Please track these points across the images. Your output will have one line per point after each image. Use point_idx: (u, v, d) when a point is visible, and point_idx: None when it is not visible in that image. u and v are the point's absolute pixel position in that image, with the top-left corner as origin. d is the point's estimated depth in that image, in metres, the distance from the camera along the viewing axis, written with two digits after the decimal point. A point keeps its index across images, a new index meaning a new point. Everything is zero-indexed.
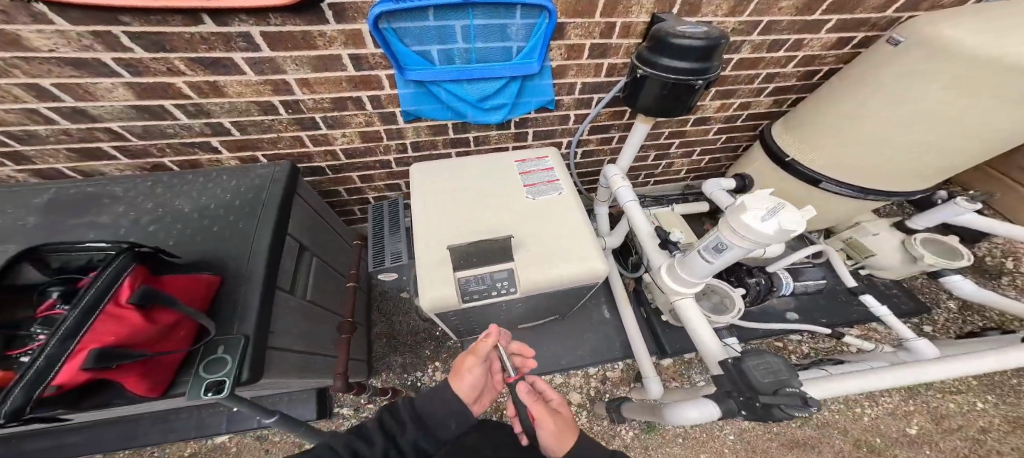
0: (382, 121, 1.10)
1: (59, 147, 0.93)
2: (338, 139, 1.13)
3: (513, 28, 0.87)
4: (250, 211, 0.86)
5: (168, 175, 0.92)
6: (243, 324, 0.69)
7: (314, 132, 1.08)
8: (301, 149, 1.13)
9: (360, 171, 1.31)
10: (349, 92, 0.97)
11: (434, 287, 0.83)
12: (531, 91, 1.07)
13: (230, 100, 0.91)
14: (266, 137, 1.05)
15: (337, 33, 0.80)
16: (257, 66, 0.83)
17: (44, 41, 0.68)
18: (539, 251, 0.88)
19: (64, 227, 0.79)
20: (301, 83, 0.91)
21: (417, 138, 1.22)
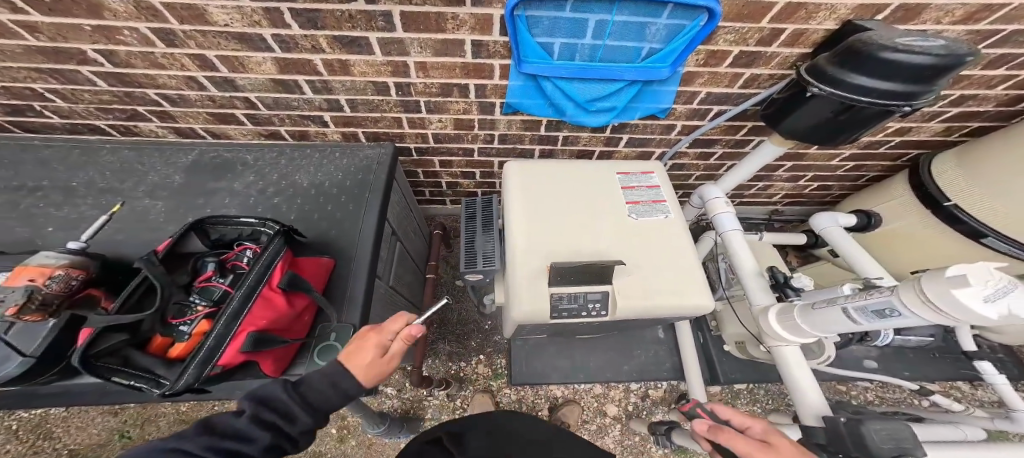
0: (479, 109, 1.13)
1: (202, 111, 1.04)
2: (433, 123, 1.17)
3: (652, 28, 0.83)
4: (357, 195, 0.88)
5: (291, 147, 0.95)
6: (352, 310, 0.71)
7: (414, 115, 1.12)
8: (400, 131, 1.19)
9: (442, 156, 1.37)
10: (459, 79, 1.00)
11: (530, 300, 0.81)
12: (647, 97, 1.03)
13: (352, 79, 0.95)
14: (372, 115, 1.10)
15: (469, 17, 0.80)
16: (386, 50, 0.86)
17: (224, 16, 0.74)
18: (639, 277, 0.83)
19: (202, 185, 0.85)
20: (419, 66, 0.93)
21: (507, 130, 1.24)
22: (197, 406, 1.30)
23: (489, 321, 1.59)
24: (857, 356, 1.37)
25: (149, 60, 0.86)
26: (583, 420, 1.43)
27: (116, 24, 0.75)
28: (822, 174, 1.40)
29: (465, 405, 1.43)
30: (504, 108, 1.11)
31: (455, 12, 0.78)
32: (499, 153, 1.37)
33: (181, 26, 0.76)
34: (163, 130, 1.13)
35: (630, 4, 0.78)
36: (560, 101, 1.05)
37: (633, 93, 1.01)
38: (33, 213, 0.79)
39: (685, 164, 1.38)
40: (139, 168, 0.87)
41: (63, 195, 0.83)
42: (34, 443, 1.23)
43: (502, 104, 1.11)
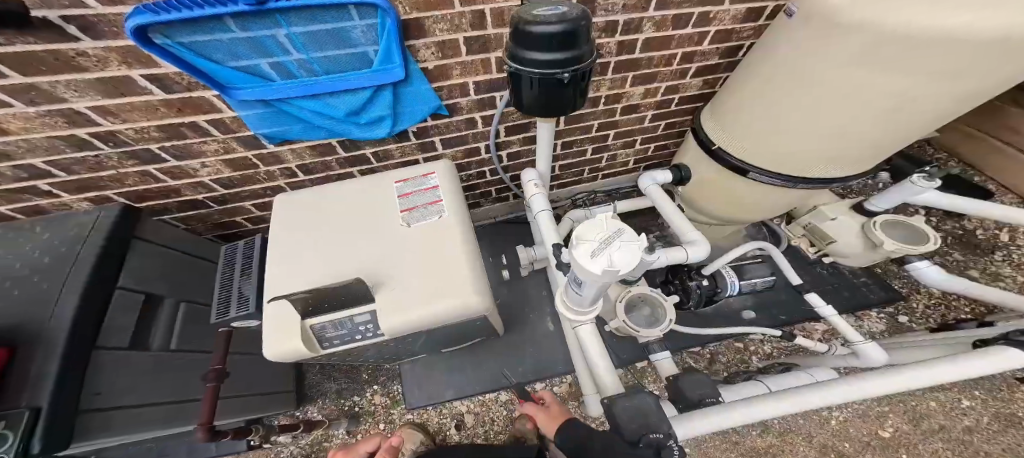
0: (246, 144, 1.01)
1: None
2: (200, 170, 1.05)
3: (357, 30, 0.79)
4: (56, 272, 0.74)
5: (6, 228, 0.83)
6: (34, 393, 0.58)
7: (161, 165, 1.00)
8: (165, 180, 1.05)
9: (250, 200, 1.24)
10: (174, 118, 0.88)
11: (277, 343, 0.71)
12: (412, 97, 0.99)
13: (19, 138, 0.80)
14: (104, 175, 0.97)
15: (102, 50, 0.68)
16: (43, 103, 0.74)
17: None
18: (404, 288, 0.78)
19: None
20: (101, 111, 0.80)
21: (301, 161, 1.13)
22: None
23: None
24: (735, 310, 1.38)
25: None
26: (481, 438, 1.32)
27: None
28: (649, 136, 1.45)
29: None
30: (268, 138, 1.00)
31: (62, 49, 0.66)
32: (315, 185, 1.26)
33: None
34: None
35: (295, 15, 0.72)
36: (321, 119, 0.97)
37: (391, 97, 0.96)
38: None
39: (518, 151, 1.37)
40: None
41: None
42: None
43: (265, 135, 1.00)
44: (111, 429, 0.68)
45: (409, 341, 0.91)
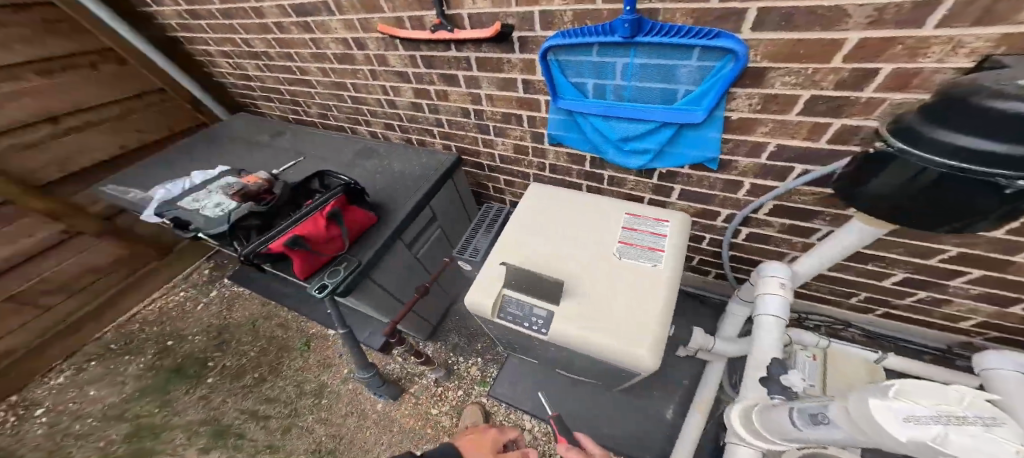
0: (533, 138, 1.16)
1: (353, 116, 1.48)
2: (498, 146, 1.29)
3: (684, 70, 0.72)
4: (416, 184, 1.11)
5: (375, 145, 1.32)
6: (364, 252, 0.92)
7: (485, 136, 1.27)
8: (474, 149, 1.36)
9: (507, 175, 1.45)
10: (517, 112, 1.07)
11: (483, 293, 0.87)
12: (694, 144, 0.86)
13: (448, 104, 1.19)
14: (460, 133, 1.31)
15: (519, 61, 0.88)
16: (467, 82, 1.06)
17: (397, 59, 1.10)
18: (587, 310, 0.78)
19: (324, 154, 1.30)
20: (488, 97, 1.08)
21: (556, 162, 1.24)
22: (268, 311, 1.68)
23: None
24: None
25: (342, 87, 1.32)
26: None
27: (353, 53, 1.14)
28: None
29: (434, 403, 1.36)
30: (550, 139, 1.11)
31: (513, 57, 0.88)
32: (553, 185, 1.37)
33: (379, 67, 1.16)
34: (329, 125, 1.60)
35: (647, 48, 0.70)
36: (594, 140, 0.98)
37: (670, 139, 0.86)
38: (257, 154, 1.32)
39: (771, 236, 1.07)
40: (312, 144, 1.35)
41: (268, 147, 1.35)
42: (191, 301, 1.73)
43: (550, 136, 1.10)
44: (365, 293, 1.00)
45: (555, 351, 0.92)
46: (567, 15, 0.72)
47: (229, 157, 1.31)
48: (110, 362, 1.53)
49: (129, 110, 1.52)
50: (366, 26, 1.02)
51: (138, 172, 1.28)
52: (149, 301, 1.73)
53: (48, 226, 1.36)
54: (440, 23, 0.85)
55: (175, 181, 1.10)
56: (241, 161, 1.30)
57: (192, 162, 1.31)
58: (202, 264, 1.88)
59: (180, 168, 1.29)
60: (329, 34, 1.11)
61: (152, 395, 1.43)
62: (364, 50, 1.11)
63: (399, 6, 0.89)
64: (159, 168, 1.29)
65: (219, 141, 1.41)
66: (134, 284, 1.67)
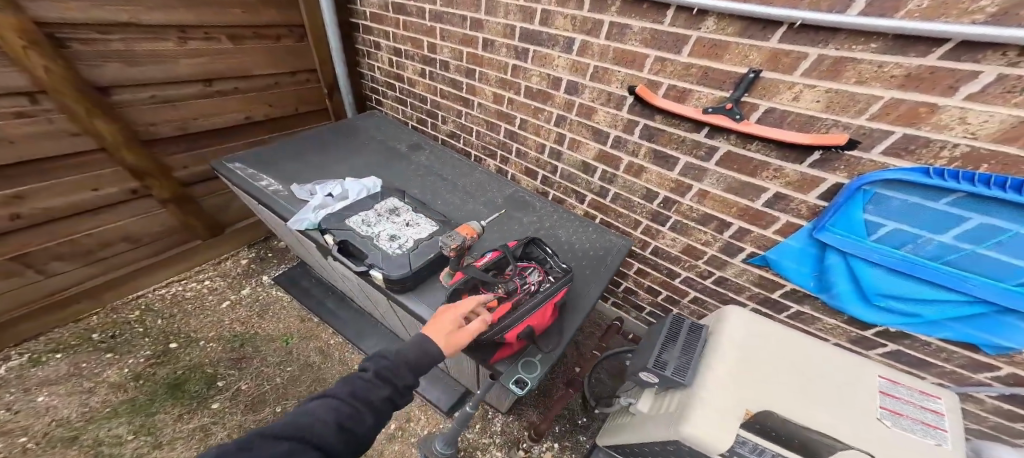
0: (720, 249, 0.90)
1: (498, 152, 1.31)
2: (664, 238, 1.01)
3: None
4: (601, 269, 0.84)
5: (530, 197, 1.08)
6: (552, 341, 0.67)
7: (655, 225, 1.00)
8: (625, 231, 1.09)
9: (645, 267, 1.13)
10: (726, 217, 0.85)
11: (710, 421, 0.54)
12: (996, 330, 0.62)
13: (634, 181, 0.97)
14: (620, 212, 1.07)
15: (794, 173, 0.70)
16: (684, 170, 0.86)
17: (606, 117, 0.93)
18: None
19: (467, 186, 1.09)
20: (700, 193, 0.85)
21: (737, 280, 0.92)
22: (310, 326, 1.32)
23: (585, 417, 1.07)
24: None
25: (508, 119, 1.18)
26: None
27: (555, 94, 1.00)
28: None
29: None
30: (755, 258, 0.85)
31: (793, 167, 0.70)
32: (705, 295, 1.02)
33: (575, 116, 1.00)
34: (460, 150, 1.45)
35: None
36: (837, 279, 0.75)
37: (965, 315, 0.64)
38: (391, 165, 1.15)
39: None
40: (454, 172, 1.15)
41: (404, 162, 1.17)
42: (212, 295, 1.40)
43: (751, 253, 0.86)
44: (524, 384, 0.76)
45: None
46: (954, 147, 0.54)
47: (358, 161, 1.14)
48: (81, 359, 1.15)
49: (274, 86, 1.45)
50: (601, 76, 0.88)
51: (272, 157, 1.11)
52: (166, 286, 1.42)
53: (122, 184, 1.18)
54: (730, 108, 0.70)
55: (322, 182, 0.95)
56: (370, 170, 1.11)
57: (315, 155, 1.15)
58: (238, 255, 1.58)
59: (299, 159, 1.12)
60: (545, 69, 0.98)
61: (127, 417, 1.02)
62: (572, 96, 0.97)
63: (666, 72, 0.77)
64: (277, 154, 1.12)
65: (346, 141, 1.25)
66: (160, 264, 1.38)
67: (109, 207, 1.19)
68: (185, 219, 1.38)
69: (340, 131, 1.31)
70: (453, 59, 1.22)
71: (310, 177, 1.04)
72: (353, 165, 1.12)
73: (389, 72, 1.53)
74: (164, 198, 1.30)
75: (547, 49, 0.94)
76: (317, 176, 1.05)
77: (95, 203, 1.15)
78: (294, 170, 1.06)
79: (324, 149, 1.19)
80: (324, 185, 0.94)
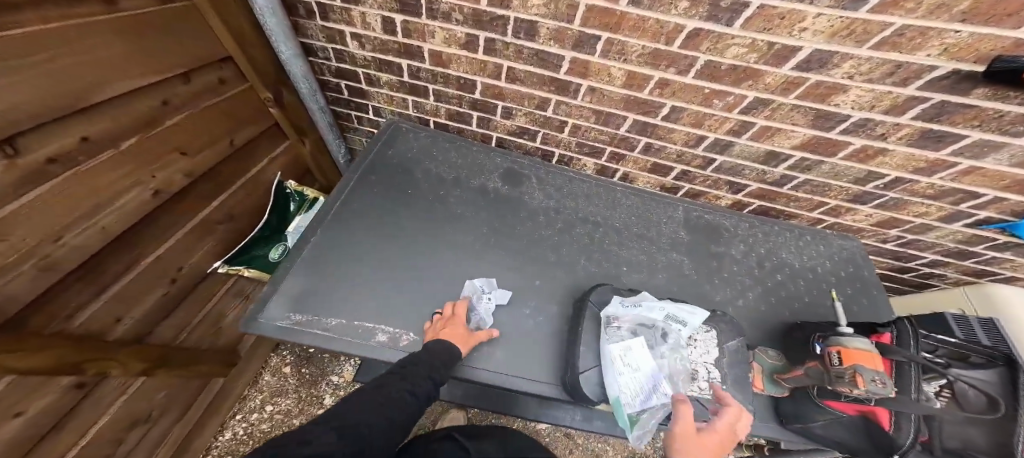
0: (941, 217, 0.81)
1: (606, 148, 0.95)
2: (855, 215, 0.89)
3: None
4: (873, 295, 0.72)
5: (707, 211, 0.83)
6: None
7: (849, 204, 0.87)
8: (795, 214, 0.94)
9: None
10: (983, 190, 0.71)
11: None
12: None
13: (852, 165, 0.76)
14: (798, 196, 0.89)
15: None
16: (961, 150, 0.65)
17: (854, 98, 0.63)
18: None
19: (627, 229, 0.78)
20: (964, 170, 0.68)
21: (933, 241, 0.88)
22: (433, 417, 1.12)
23: None
24: None
25: (645, 108, 0.80)
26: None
27: (770, 71, 0.64)
28: None
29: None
30: (991, 225, 0.77)
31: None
32: (873, 254, 1.00)
33: (791, 99, 0.68)
34: (531, 150, 1.03)
35: None
36: None
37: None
38: (511, 221, 0.75)
39: None
40: (596, 205, 0.81)
41: (523, 209, 0.78)
42: (297, 418, 1.09)
43: (984, 219, 0.77)
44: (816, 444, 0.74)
45: None
46: None
47: (464, 234, 0.72)
48: None
49: (164, 111, 0.66)
50: (904, 41, 0.53)
51: (333, 286, 0.62)
52: (227, 429, 1.05)
53: (49, 385, 0.55)
54: None
55: (477, 301, 0.62)
56: (495, 246, 0.72)
57: (389, 247, 0.68)
58: (275, 362, 1.18)
59: (374, 265, 0.65)
60: (780, 35, 0.58)
61: None
62: (804, 72, 0.62)
63: None
64: (328, 270, 0.64)
65: (407, 199, 0.75)
66: (201, 418, 0.96)
67: (63, 418, 0.60)
68: (179, 373, 0.83)
69: (373, 180, 0.77)
70: (547, 18, 0.69)
71: (435, 297, 0.64)
72: (464, 244, 0.71)
73: (380, 42, 0.88)
74: (139, 369, 0.72)
75: (791, 3, 0.54)
76: (439, 289, 0.65)
77: (34, 435, 0.55)
78: (392, 292, 0.63)
79: (389, 227, 0.70)
80: (486, 308, 0.62)
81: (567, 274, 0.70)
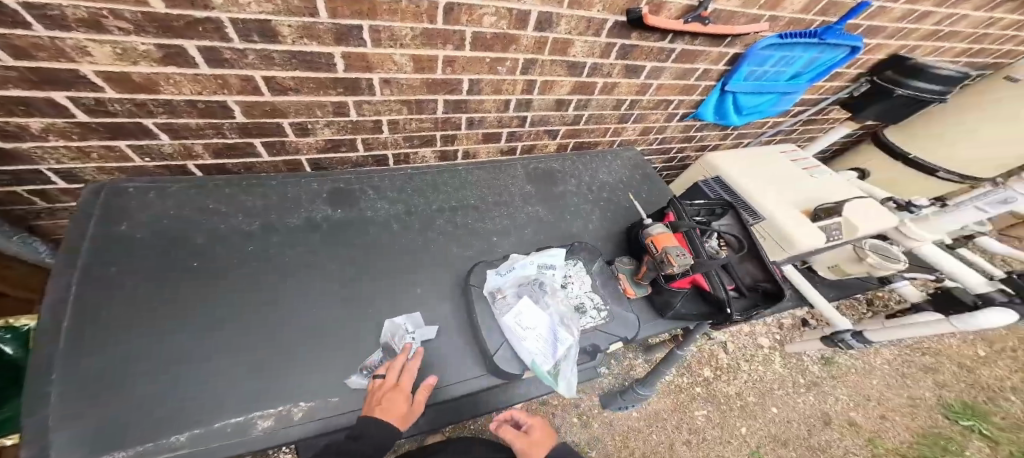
0: (666, 119, 1.16)
1: (435, 135, 0.85)
2: (628, 131, 1.17)
3: (819, 59, 1.00)
4: (658, 183, 0.97)
5: (537, 162, 0.92)
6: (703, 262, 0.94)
7: (621, 125, 1.13)
8: (596, 143, 1.17)
9: None
10: (674, 96, 1.05)
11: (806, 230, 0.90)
12: (780, 104, 1.15)
13: (606, 97, 0.98)
14: (591, 128, 1.10)
15: (718, 53, 0.91)
16: (652, 74, 0.93)
17: (583, 48, 0.78)
18: (870, 207, 0.94)
19: (481, 207, 0.77)
20: (658, 87, 0.99)
21: (670, 135, 1.26)
22: None
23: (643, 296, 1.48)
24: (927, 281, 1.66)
25: (447, 89, 0.71)
26: (734, 363, 1.58)
27: (520, 35, 0.68)
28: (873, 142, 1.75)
29: (693, 389, 1.49)
30: (686, 116, 1.14)
31: (715, 50, 0.90)
32: (650, 155, 1.35)
33: (547, 56, 0.77)
34: (359, 161, 0.80)
35: (829, 45, 0.94)
36: (729, 110, 1.11)
37: (778, 101, 1.13)
38: (365, 248, 0.65)
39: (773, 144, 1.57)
40: (447, 193, 0.76)
41: (373, 229, 0.67)
42: None
43: (685, 113, 1.14)
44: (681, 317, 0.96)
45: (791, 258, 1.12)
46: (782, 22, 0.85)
47: (308, 283, 0.58)
48: None
49: None
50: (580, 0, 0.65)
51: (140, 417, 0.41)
52: None
53: None
54: (705, 16, 0.74)
55: (395, 340, 0.55)
56: (357, 280, 0.61)
57: (199, 342, 0.48)
58: None
59: (192, 370, 0.46)
60: (512, 1, 0.59)
61: None
62: (543, 32, 0.70)
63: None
64: (98, 408, 0.40)
65: (206, 271, 0.54)
66: None
67: None
68: None
69: (122, 267, 0.50)
70: (273, 17, 0.44)
71: (306, 367, 0.51)
72: (317, 294, 0.58)
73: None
74: None
75: None
76: (307, 354, 0.52)
77: None
78: (239, 388, 0.46)
79: (189, 314, 0.50)
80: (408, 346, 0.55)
81: (443, 274, 0.65)
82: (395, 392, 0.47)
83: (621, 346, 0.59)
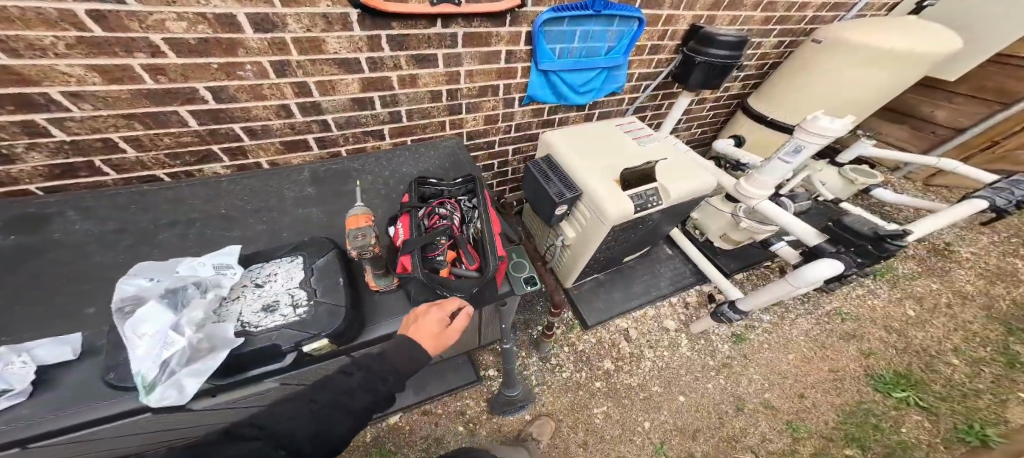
0: (504, 105, 1.19)
1: (212, 149, 0.83)
2: (470, 121, 1.18)
3: (618, 33, 1.10)
4: (467, 167, 0.95)
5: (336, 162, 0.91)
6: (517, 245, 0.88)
7: (456, 116, 1.13)
8: (438, 136, 1.16)
9: None
10: (494, 81, 1.09)
11: (611, 197, 0.88)
12: (608, 79, 1.24)
13: (417, 90, 0.99)
14: (423, 122, 1.09)
15: (507, 34, 0.97)
16: (449, 61, 0.96)
17: (339, 43, 0.79)
18: (676, 169, 0.98)
19: (235, 207, 0.72)
20: (467, 74, 1.03)
21: (522, 120, 1.28)
22: None
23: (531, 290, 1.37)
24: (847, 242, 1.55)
25: (180, 98, 0.71)
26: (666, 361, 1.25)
27: (240, 38, 0.68)
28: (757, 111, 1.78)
29: (594, 387, 1.17)
30: (523, 99, 1.19)
31: (504, 31, 0.96)
32: (513, 143, 1.36)
33: (300, 56, 0.77)
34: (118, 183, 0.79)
35: (614, 17, 1.04)
36: (559, 87, 1.18)
37: (606, 77, 1.23)
38: (43, 260, 0.56)
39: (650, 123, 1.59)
40: (194, 195, 0.72)
41: (64, 242, 0.59)
42: None
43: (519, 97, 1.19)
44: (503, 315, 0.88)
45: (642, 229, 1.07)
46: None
47: None
48: None
49: None
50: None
51: None
52: None
53: None
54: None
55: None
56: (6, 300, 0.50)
57: None
58: None
59: None
60: (191, 4, 0.60)
61: None
62: (269, 33, 0.70)
63: None
64: None
65: None
66: None
67: None
68: None
69: None
70: None
71: None
72: None
73: None
74: None
75: None
76: None
77: None
78: None
79: None
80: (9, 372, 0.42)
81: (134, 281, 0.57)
82: (431, 312, 0.55)
83: (318, 344, 0.51)
